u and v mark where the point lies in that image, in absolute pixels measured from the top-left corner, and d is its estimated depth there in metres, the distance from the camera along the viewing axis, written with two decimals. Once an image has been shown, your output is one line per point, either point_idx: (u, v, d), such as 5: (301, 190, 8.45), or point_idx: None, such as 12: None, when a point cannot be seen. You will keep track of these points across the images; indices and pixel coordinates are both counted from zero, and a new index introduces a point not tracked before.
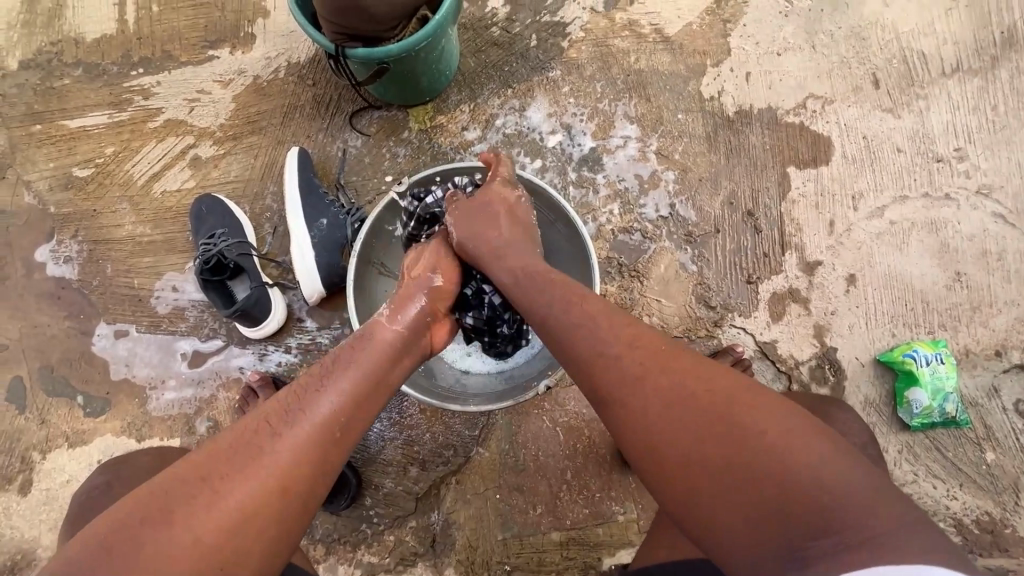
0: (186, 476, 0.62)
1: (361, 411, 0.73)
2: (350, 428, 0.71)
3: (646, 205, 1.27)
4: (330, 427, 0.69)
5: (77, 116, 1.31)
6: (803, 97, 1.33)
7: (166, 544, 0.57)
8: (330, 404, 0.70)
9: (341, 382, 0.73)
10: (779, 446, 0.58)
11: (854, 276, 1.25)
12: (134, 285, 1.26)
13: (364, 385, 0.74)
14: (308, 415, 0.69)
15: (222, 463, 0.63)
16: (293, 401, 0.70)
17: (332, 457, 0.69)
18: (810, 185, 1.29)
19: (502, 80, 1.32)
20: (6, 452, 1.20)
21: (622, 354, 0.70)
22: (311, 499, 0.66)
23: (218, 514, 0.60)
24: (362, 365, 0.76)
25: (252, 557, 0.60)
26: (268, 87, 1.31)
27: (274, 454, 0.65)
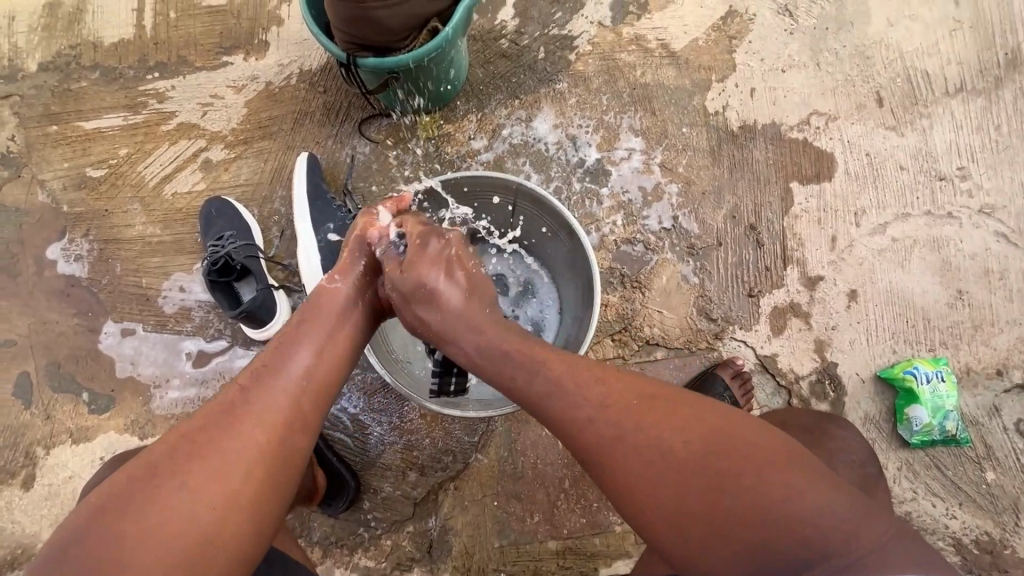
0: (168, 440, 0.65)
1: (327, 368, 0.74)
2: (321, 373, 0.73)
3: (650, 217, 1.28)
4: (300, 380, 0.71)
5: (93, 118, 1.34)
6: (807, 113, 1.34)
7: (158, 499, 0.60)
8: (296, 366, 0.71)
9: (306, 338, 0.75)
10: (765, 479, 0.61)
11: (855, 291, 1.26)
12: (142, 284, 1.28)
13: (326, 347, 0.76)
14: (275, 377, 0.70)
15: (198, 426, 0.65)
16: (259, 364, 0.71)
17: (305, 415, 0.69)
18: (813, 200, 1.30)
19: (510, 91, 1.34)
20: (10, 447, 1.21)
21: (597, 416, 0.67)
22: (296, 444, 0.68)
23: (202, 467, 0.62)
24: (319, 331, 0.77)
25: (246, 500, 0.62)
26: (280, 93, 1.33)
27: (248, 410, 0.66)
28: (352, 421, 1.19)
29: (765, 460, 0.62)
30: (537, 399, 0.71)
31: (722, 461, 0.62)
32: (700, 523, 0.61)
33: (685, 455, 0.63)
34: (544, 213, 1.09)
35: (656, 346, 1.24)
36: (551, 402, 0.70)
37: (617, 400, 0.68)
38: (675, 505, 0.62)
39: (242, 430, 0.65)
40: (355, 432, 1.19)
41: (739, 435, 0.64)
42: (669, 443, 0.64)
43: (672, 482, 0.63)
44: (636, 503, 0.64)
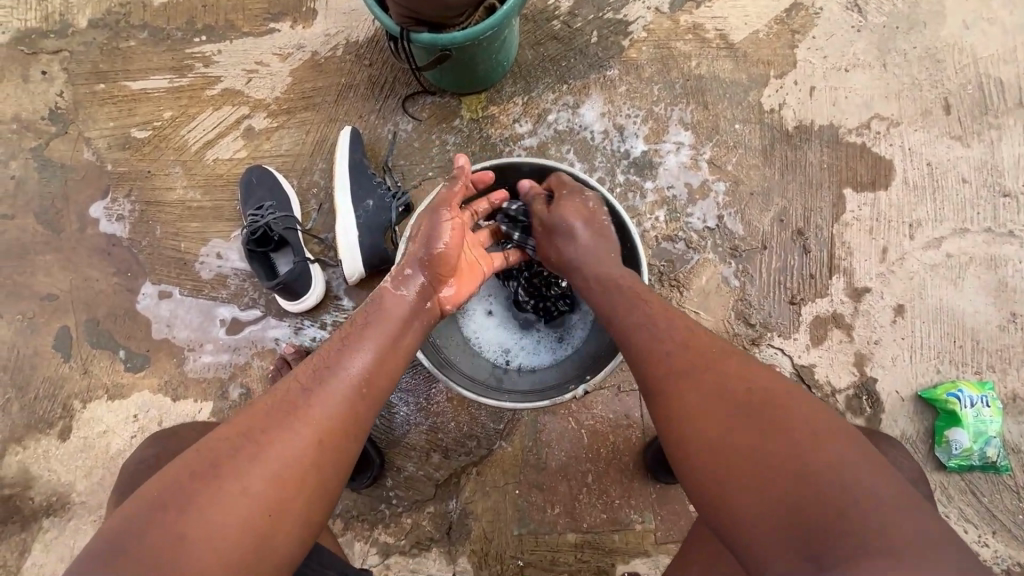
0: (226, 434, 0.64)
1: (383, 374, 0.74)
2: (380, 377, 0.73)
3: (694, 215, 1.25)
4: (358, 381, 0.71)
5: (140, 78, 1.34)
6: (868, 117, 1.28)
7: (216, 500, 0.59)
8: (355, 367, 0.71)
9: (364, 343, 0.75)
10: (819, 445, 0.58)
11: (903, 306, 1.21)
12: (181, 248, 1.29)
13: (384, 348, 0.76)
14: (334, 377, 0.70)
15: (257, 422, 0.65)
16: (320, 360, 0.72)
17: (360, 421, 0.70)
18: (866, 209, 1.25)
19: (559, 75, 1.30)
20: (49, 397, 1.25)
21: (674, 348, 0.73)
22: (348, 450, 0.68)
23: (260, 467, 0.61)
24: (381, 330, 0.77)
25: (298, 513, 0.62)
26: (325, 64, 1.32)
27: (307, 408, 0.67)
28: None
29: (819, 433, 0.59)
30: (633, 326, 0.79)
31: (777, 419, 0.61)
32: (734, 468, 0.60)
33: (736, 398, 0.64)
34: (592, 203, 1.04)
35: None
36: (642, 332, 0.78)
37: (703, 345, 0.73)
38: (715, 441, 0.63)
39: (300, 428, 0.65)
40: (382, 410, 1.20)
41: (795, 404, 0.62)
42: (724, 386, 0.66)
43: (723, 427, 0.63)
44: (684, 445, 0.66)
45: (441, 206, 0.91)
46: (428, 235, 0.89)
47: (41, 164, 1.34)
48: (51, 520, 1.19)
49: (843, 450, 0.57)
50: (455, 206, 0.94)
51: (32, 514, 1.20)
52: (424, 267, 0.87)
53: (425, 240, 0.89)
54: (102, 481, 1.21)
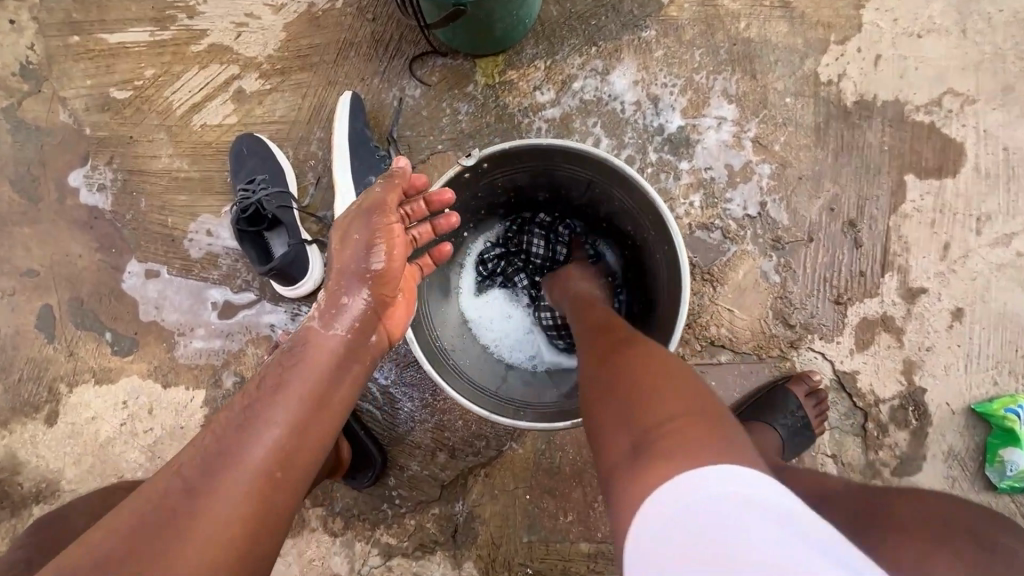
0: (98, 557, 0.53)
1: (298, 445, 0.63)
2: (302, 448, 0.63)
3: (733, 201, 1.12)
4: (270, 461, 0.60)
5: (117, 30, 1.20)
6: (940, 92, 1.12)
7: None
8: (258, 448, 0.60)
9: (277, 408, 0.63)
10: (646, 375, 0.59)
11: (961, 310, 1.09)
12: (168, 223, 1.19)
13: (300, 415, 0.64)
14: (233, 465, 0.59)
15: (136, 537, 0.54)
16: (225, 437, 0.61)
17: (270, 511, 0.59)
18: (928, 199, 1.11)
19: (587, 36, 1.14)
20: (34, 380, 1.18)
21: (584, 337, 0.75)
22: (263, 546, 0.58)
23: None
24: (297, 387, 0.66)
25: None
26: (323, 18, 1.16)
27: (197, 510, 0.56)
28: (382, 393, 1.12)
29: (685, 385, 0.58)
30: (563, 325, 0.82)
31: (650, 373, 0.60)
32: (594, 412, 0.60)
33: (605, 358, 0.66)
34: (626, 195, 0.89)
35: (722, 348, 1.10)
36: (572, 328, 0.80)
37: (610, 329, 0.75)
38: (597, 392, 0.61)
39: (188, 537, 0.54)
40: (384, 405, 1.12)
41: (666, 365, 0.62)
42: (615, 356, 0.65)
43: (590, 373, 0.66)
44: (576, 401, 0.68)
45: (374, 210, 0.75)
46: (364, 248, 0.74)
47: (14, 126, 1.22)
48: (42, 508, 1.14)
49: (695, 393, 0.56)
50: (391, 210, 0.76)
51: (22, 501, 1.15)
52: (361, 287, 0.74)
53: (354, 252, 0.74)
54: (92, 469, 1.15)
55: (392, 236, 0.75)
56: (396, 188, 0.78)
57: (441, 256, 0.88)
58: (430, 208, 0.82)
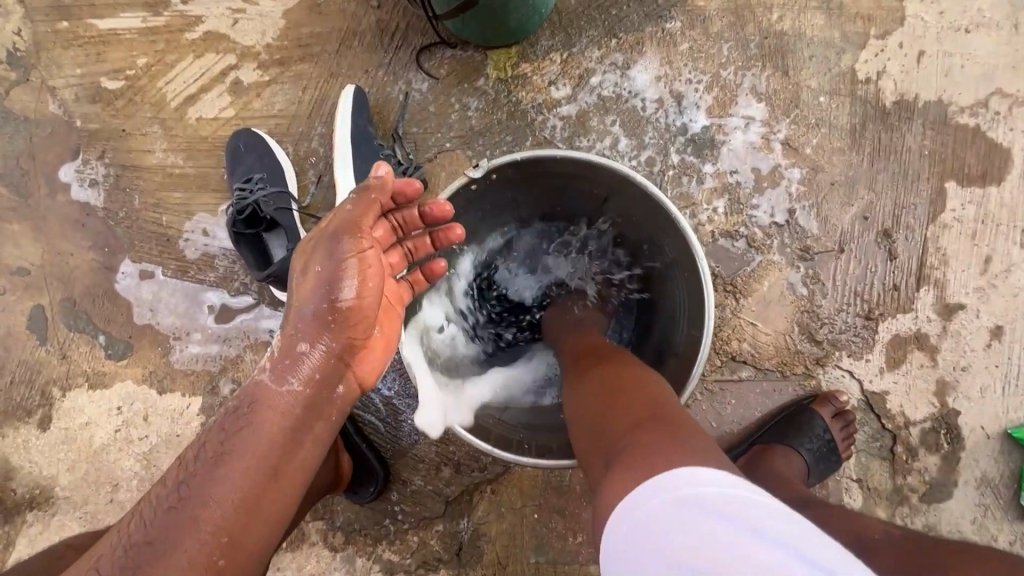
0: None
1: (247, 523, 0.59)
2: (246, 527, 0.59)
3: (759, 207, 1.05)
4: (209, 545, 0.57)
5: (108, 15, 1.13)
6: (987, 92, 1.04)
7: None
8: (200, 534, 0.56)
9: (219, 486, 0.58)
10: (632, 405, 0.59)
11: (1001, 328, 1.02)
12: (163, 222, 1.13)
13: (247, 495, 0.59)
14: (173, 554, 0.56)
15: None
16: (162, 517, 0.57)
17: None
18: (971, 208, 1.04)
19: (607, 27, 1.06)
20: (26, 383, 1.14)
21: (574, 355, 0.77)
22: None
23: None
24: (242, 457, 0.60)
25: None
26: (325, 4, 1.09)
27: None
28: (385, 404, 1.07)
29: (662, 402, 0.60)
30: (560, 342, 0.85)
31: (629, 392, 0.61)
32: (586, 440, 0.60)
33: (591, 389, 0.65)
34: (648, 211, 0.82)
35: (743, 364, 1.04)
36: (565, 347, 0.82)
37: (602, 347, 0.77)
38: (575, 413, 0.64)
39: None
40: (386, 417, 1.07)
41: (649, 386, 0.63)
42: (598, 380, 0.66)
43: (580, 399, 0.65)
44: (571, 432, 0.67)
45: (341, 233, 0.67)
46: (328, 283, 0.67)
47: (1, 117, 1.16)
48: (35, 514, 1.11)
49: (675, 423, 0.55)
50: (364, 231, 0.68)
51: (15, 507, 1.12)
52: (326, 329, 0.68)
53: (317, 288, 0.68)
54: (86, 476, 1.12)
55: (363, 263, 0.68)
56: (371, 204, 0.69)
57: (437, 272, 0.80)
58: (425, 218, 0.76)
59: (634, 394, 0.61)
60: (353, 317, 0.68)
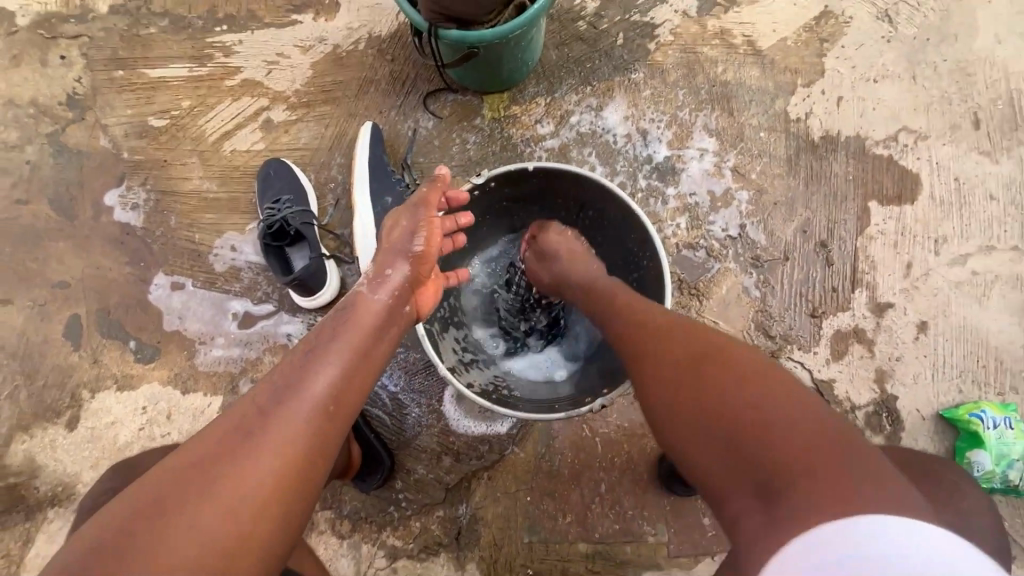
0: (177, 468, 0.60)
1: (350, 389, 0.70)
2: (349, 390, 0.70)
3: (715, 223, 1.23)
4: (323, 400, 0.67)
5: (159, 66, 1.33)
6: (895, 129, 1.26)
7: (170, 532, 0.55)
8: (317, 384, 0.67)
9: (330, 356, 0.70)
10: (750, 389, 0.57)
11: (926, 323, 1.19)
12: (195, 239, 1.28)
13: (352, 366, 0.71)
14: (295, 397, 0.66)
15: (210, 451, 0.61)
16: (284, 377, 0.68)
17: (327, 442, 0.66)
18: (891, 223, 1.23)
19: (583, 76, 1.28)
20: (58, 386, 1.23)
21: (633, 331, 0.75)
22: (312, 477, 0.63)
23: (214, 500, 0.57)
24: (348, 341, 0.73)
25: (261, 539, 0.58)
26: (347, 58, 1.30)
27: (264, 435, 0.62)
28: (391, 399, 1.18)
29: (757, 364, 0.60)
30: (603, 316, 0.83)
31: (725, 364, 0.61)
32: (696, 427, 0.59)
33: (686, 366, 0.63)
34: (619, 216, 1.01)
35: None
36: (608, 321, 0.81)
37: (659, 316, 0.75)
38: (676, 394, 0.62)
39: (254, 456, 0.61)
40: (392, 411, 1.18)
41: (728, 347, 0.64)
42: (675, 349, 0.66)
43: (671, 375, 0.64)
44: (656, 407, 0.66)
45: (419, 205, 0.90)
46: (409, 232, 0.87)
47: (56, 149, 1.32)
48: (57, 511, 1.18)
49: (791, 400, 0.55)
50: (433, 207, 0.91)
51: (37, 504, 1.18)
52: (406, 260, 0.85)
53: (404, 237, 0.87)
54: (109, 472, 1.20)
55: (432, 227, 0.88)
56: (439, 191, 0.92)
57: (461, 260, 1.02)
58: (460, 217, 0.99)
59: (727, 366, 0.61)
60: (422, 263, 0.87)
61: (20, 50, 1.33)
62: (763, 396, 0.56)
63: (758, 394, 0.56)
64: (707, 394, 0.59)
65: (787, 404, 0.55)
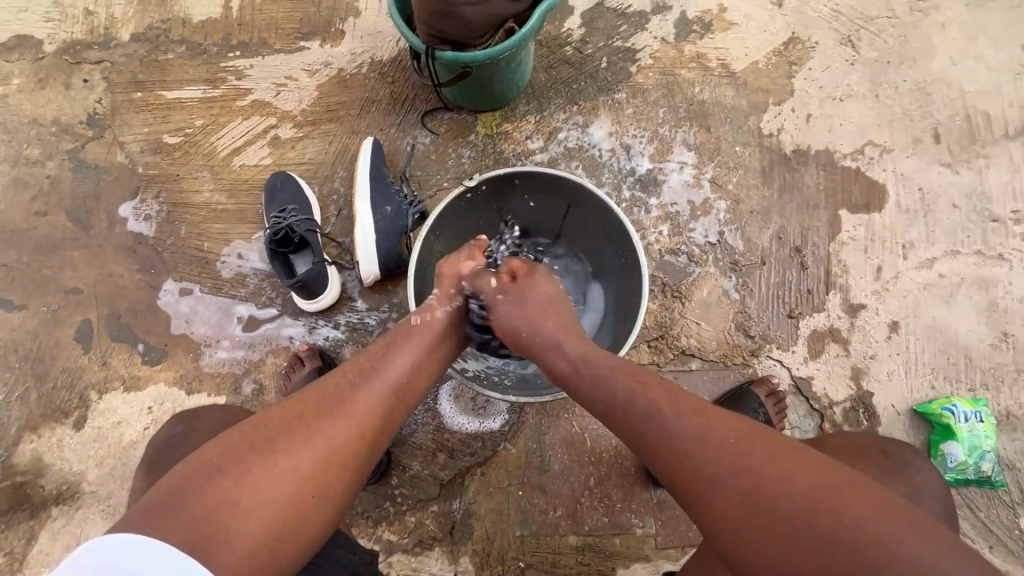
0: (279, 416, 0.71)
1: (417, 383, 0.82)
2: (415, 382, 0.82)
3: (696, 230, 1.31)
4: (397, 385, 0.79)
5: (176, 88, 1.42)
6: (861, 143, 1.35)
7: (269, 469, 0.66)
8: (395, 370, 0.80)
9: (405, 351, 0.83)
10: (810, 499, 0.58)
11: (897, 323, 1.26)
12: (204, 247, 1.35)
13: (420, 362, 0.84)
14: (377, 377, 0.78)
15: (306, 409, 0.72)
16: (368, 363, 0.80)
17: (394, 423, 0.77)
18: (861, 229, 1.31)
19: (570, 96, 1.38)
20: (67, 388, 1.28)
21: (672, 426, 0.70)
22: (378, 450, 0.75)
23: (309, 447, 0.68)
24: (418, 343, 0.85)
25: (336, 491, 0.69)
26: (350, 80, 1.40)
27: (352, 403, 0.74)
28: None
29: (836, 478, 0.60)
30: (637, 417, 0.73)
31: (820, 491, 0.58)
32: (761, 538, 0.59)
33: (737, 472, 0.63)
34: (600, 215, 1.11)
35: (692, 356, 1.25)
36: (647, 426, 0.72)
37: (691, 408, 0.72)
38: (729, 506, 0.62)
39: (341, 421, 0.72)
40: None
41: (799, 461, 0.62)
42: (719, 449, 0.66)
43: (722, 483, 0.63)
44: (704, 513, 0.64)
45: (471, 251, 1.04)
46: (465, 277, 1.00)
47: (75, 165, 1.40)
48: (61, 509, 1.21)
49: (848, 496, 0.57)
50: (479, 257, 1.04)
51: (42, 503, 1.22)
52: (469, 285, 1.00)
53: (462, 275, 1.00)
54: (113, 471, 1.24)
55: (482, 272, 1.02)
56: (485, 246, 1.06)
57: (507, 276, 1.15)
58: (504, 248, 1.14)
59: (819, 481, 0.59)
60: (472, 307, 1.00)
61: (45, 74, 1.43)
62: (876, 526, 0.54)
63: (871, 524, 0.54)
64: (810, 526, 0.56)
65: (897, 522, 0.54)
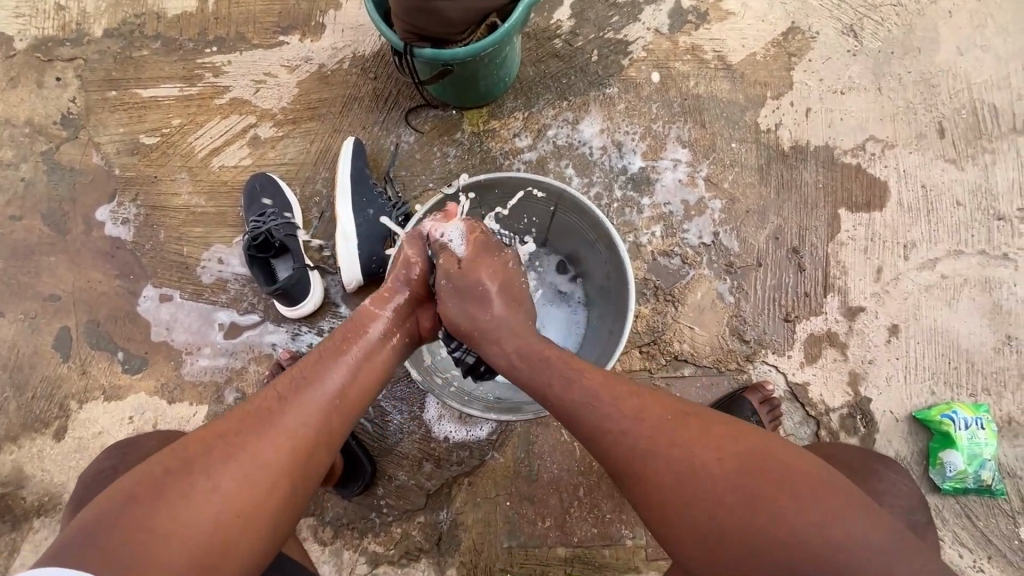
0: (204, 438, 0.69)
1: (357, 389, 0.79)
2: (355, 387, 0.78)
3: (689, 231, 1.27)
4: (332, 395, 0.76)
5: (151, 86, 1.38)
6: (862, 138, 1.30)
7: (190, 489, 0.64)
8: (330, 382, 0.76)
9: (342, 358, 0.80)
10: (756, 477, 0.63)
11: (897, 326, 1.22)
12: (183, 252, 1.31)
13: (356, 367, 0.80)
14: (312, 388, 0.75)
15: (237, 427, 0.70)
16: (299, 375, 0.76)
17: (331, 432, 0.74)
18: (861, 229, 1.26)
19: (559, 92, 1.33)
20: (46, 398, 1.26)
21: (629, 428, 0.69)
22: (316, 463, 0.72)
23: (236, 466, 0.66)
24: (354, 350, 0.82)
25: (267, 514, 0.66)
26: (331, 77, 1.35)
27: (282, 418, 0.71)
28: (374, 406, 1.20)
29: (754, 440, 0.67)
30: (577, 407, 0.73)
31: (749, 466, 0.64)
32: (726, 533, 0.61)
33: (694, 466, 0.65)
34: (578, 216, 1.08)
35: (685, 362, 1.22)
36: (587, 415, 0.72)
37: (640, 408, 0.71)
38: (696, 506, 0.63)
39: (271, 437, 0.69)
40: (375, 418, 1.20)
41: (746, 432, 0.69)
42: (669, 448, 0.67)
43: (680, 479, 0.65)
44: (668, 517, 0.65)
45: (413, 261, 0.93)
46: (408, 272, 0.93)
47: (50, 168, 1.36)
48: (43, 521, 1.20)
49: (774, 460, 0.65)
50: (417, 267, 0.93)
51: (24, 514, 1.21)
52: (408, 288, 0.92)
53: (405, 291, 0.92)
54: None
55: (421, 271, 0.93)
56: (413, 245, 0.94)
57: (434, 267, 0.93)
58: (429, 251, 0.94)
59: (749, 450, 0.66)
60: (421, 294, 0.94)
61: (16, 73, 1.38)
62: (811, 503, 0.60)
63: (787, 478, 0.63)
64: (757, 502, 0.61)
65: (814, 491, 0.62)
